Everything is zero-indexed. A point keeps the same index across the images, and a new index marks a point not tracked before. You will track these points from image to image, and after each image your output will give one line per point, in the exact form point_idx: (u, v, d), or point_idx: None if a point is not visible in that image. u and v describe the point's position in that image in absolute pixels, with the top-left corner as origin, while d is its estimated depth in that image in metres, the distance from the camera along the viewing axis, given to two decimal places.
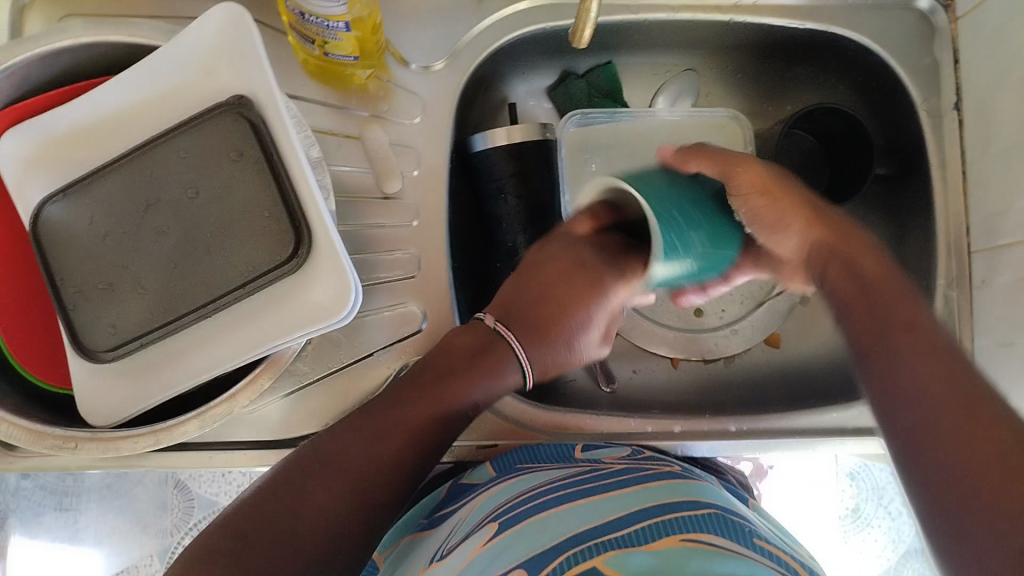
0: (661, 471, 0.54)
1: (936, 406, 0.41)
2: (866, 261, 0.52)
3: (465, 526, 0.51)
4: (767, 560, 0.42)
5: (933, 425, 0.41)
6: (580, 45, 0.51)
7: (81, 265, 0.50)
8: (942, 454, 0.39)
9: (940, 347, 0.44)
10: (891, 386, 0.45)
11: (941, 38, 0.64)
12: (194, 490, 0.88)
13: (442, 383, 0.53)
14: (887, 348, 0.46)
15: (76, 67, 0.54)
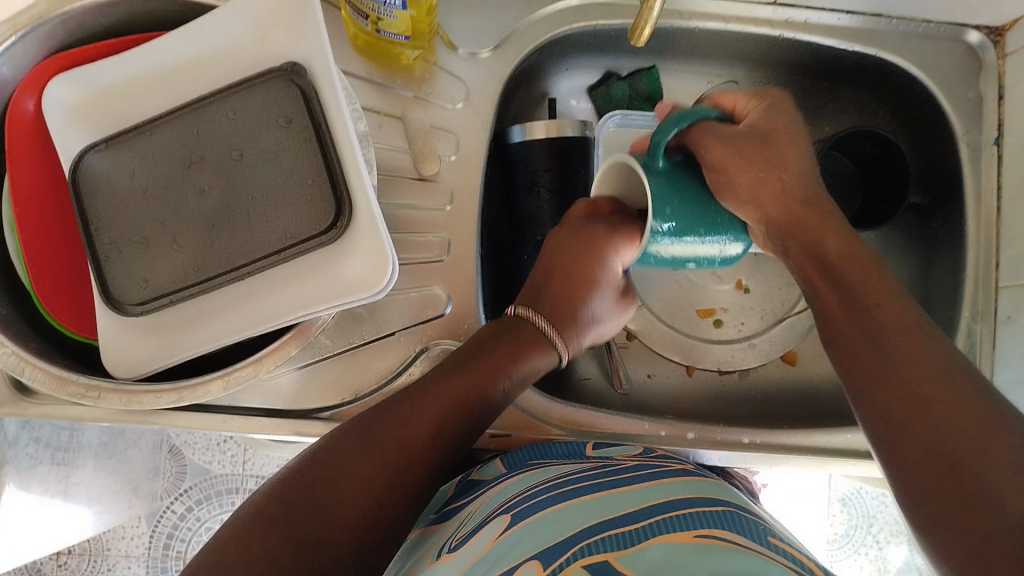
0: (675, 468, 0.54)
1: (933, 403, 0.43)
2: (831, 239, 0.51)
3: (476, 516, 0.51)
4: (780, 556, 0.42)
5: (927, 421, 0.43)
6: (637, 42, 0.53)
7: (118, 217, 0.50)
8: (935, 451, 0.42)
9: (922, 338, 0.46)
10: (880, 371, 0.46)
11: (987, 72, 0.64)
12: (188, 456, 0.91)
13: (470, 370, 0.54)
14: (872, 352, 0.47)
15: (130, 20, 0.54)
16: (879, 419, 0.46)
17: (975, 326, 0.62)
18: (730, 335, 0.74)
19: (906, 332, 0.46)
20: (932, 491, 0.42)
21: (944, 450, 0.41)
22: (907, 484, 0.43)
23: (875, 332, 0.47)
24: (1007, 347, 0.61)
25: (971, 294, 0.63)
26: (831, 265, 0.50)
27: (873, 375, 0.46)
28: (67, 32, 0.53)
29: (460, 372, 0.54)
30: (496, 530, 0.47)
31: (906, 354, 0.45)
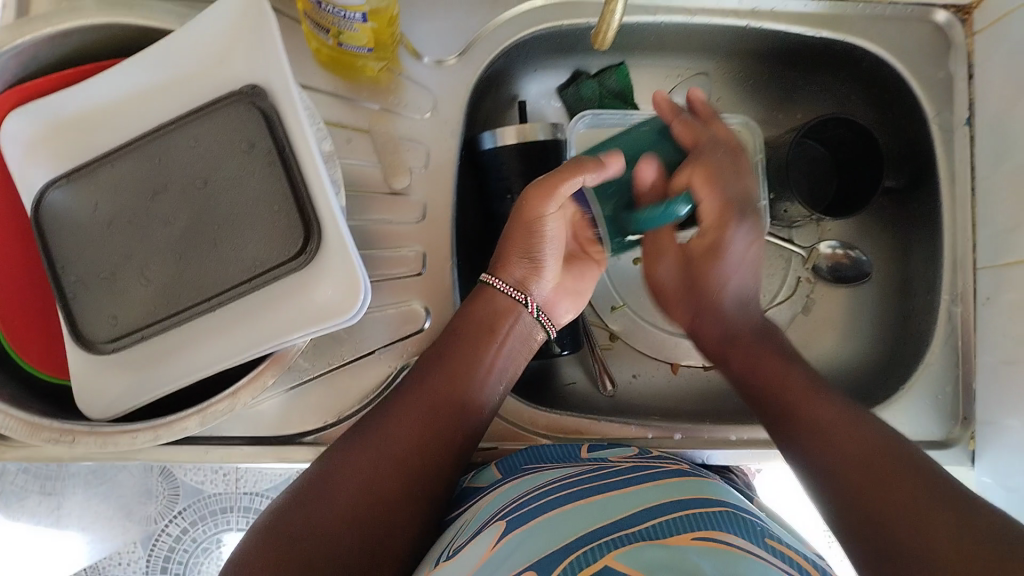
0: (670, 469, 0.54)
1: (872, 473, 0.44)
2: (741, 360, 0.57)
3: (471, 526, 0.51)
4: (778, 561, 0.41)
5: (871, 485, 0.44)
6: (603, 45, 0.53)
7: (83, 253, 0.49)
8: (884, 505, 0.43)
9: (852, 416, 0.48)
10: (830, 452, 0.47)
11: (957, 52, 0.63)
12: (180, 479, 0.88)
13: (456, 349, 0.54)
14: (810, 417, 0.49)
15: (85, 49, 0.53)
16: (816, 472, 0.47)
17: (954, 308, 0.62)
18: None
19: (834, 414, 0.49)
20: (886, 544, 0.41)
21: (881, 503, 0.43)
22: (857, 541, 0.43)
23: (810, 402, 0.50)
24: (988, 328, 0.60)
25: (950, 277, 0.63)
26: (759, 364, 0.55)
27: (810, 435, 0.49)
28: (20, 65, 0.51)
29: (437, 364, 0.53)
30: (491, 538, 0.46)
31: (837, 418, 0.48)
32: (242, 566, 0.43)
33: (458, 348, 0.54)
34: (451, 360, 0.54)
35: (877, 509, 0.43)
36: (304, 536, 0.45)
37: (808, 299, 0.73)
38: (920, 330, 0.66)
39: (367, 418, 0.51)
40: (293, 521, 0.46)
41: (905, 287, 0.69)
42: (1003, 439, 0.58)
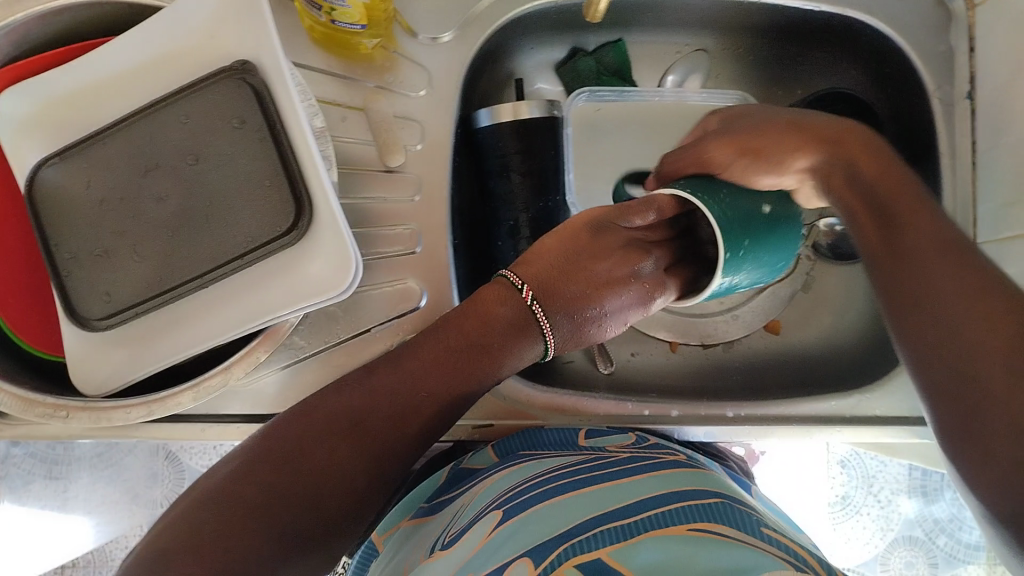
0: (666, 459, 0.53)
1: (962, 301, 0.43)
2: (868, 169, 0.51)
3: (467, 513, 0.50)
4: (774, 548, 0.41)
5: (957, 326, 0.42)
6: (597, 17, 0.53)
7: (76, 232, 0.49)
8: (973, 346, 0.41)
9: (952, 245, 0.46)
10: (922, 294, 0.45)
11: (957, 25, 0.62)
12: (185, 461, 0.92)
13: (476, 358, 0.52)
14: (914, 273, 0.46)
15: (77, 26, 0.53)
16: (926, 338, 0.44)
17: None
18: (711, 308, 0.73)
19: (924, 228, 0.47)
20: (976, 403, 0.41)
21: (960, 345, 0.42)
22: (940, 383, 0.43)
23: (921, 252, 0.46)
24: None
25: None
26: (870, 187, 0.50)
27: (916, 299, 0.45)
28: (13, 44, 0.51)
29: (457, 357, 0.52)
30: (486, 527, 0.46)
31: (953, 268, 0.44)
32: (193, 517, 0.41)
33: (455, 350, 0.52)
34: (437, 354, 0.51)
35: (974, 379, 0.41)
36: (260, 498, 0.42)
37: (809, 276, 0.73)
38: None
39: (362, 393, 0.49)
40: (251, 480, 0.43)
41: None
42: None
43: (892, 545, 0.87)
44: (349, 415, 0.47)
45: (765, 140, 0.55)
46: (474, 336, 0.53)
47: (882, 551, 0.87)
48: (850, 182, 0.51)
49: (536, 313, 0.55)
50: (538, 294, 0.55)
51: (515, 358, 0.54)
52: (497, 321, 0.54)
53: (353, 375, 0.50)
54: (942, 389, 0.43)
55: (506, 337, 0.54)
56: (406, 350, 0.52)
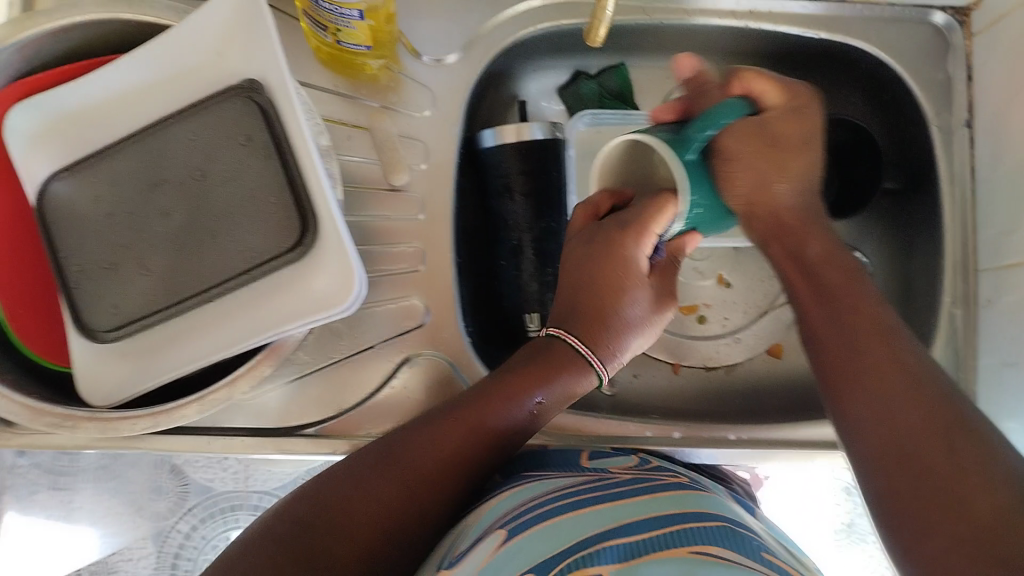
0: (669, 481, 0.54)
1: (895, 391, 0.45)
2: (811, 245, 0.53)
3: (469, 532, 0.50)
4: (769, 570, 0.41)
5: (891, 411, 0.44)
6: (594, 42, 0.53)
7: (85, 245, 0.50)
8: (902, 429, 0.44)
9: (886, 330, 0.48)
10: (857, 372, 0.47)
11: (955, 53, 0.63)
12: (190, 476, 0.89)
13: (509, 393, 0.53)
14: (851, 361, 0.48)
15: (89, 43, 0.55)
16: (863, 425, 0.46)
17: (955, 311, 0.61)
18: (713, 331, 0.73)
19: (867, 307, 0.49)
20: (898, 485, 0.42)
21: (896, 426, 0.44)
22: (869, 456, 0.45)
23: (861, 341, 0.48)
24: (989, 329, 0.60)
25: (952, 279, 0.62)
26: (818, 272, 0.52)
27: (852, 388, 0.47)
28: (26, 59, 0.53)
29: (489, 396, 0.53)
30: (492, 544, 0.46)
31: (889, 359, 0.46)
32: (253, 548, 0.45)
33: (514, 386, 0.53)
34: (494, 397, 0.53)
35: (908, 462, 0.42)
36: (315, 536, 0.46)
37: None
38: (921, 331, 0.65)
39: (392, 444, 0.50)
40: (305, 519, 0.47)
41: (906, 289, 0.68)
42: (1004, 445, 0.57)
43: (896, 574, 0.87)
44: (409, 461, 0.50)
45: (740, 165, 0.52)
46: (531, 378, 0.54)
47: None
48: (792, 256, 0.54)
49: (576, 345, 0.55)
50: (575, 328, 0.56)
51: (570, 382, 0.55)
52: (534, 357, 0.55)
53: (386, 435, 0.52)
54: (875, 479, 0.44)
55: (553, 370, 0.55)
56: (469, 396, 0.53)
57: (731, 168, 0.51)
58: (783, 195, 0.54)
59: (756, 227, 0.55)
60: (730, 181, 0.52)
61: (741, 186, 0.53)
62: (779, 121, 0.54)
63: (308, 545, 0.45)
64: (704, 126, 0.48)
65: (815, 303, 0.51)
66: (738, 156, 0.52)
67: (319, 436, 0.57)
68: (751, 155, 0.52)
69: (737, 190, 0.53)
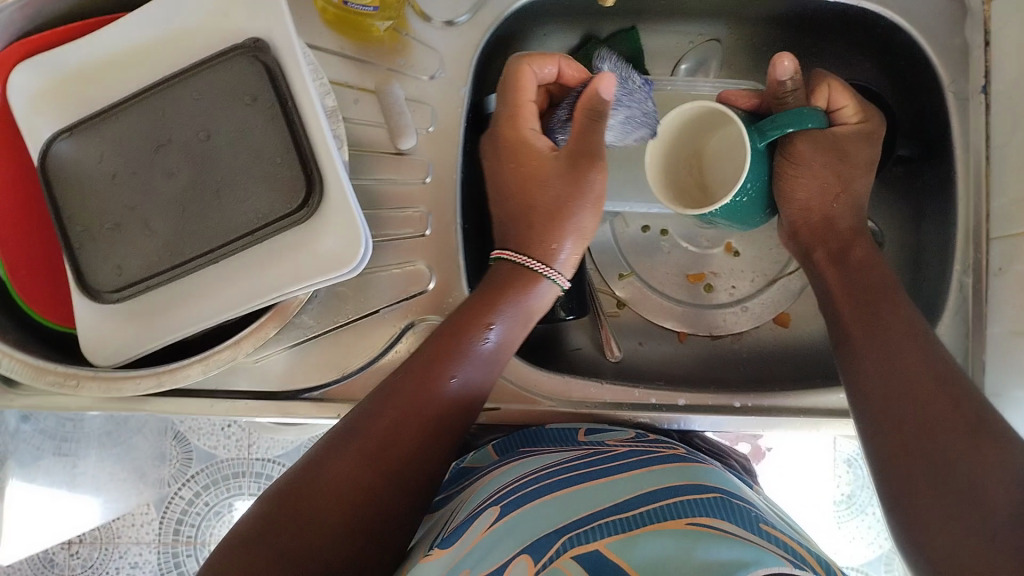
0: (667, 454, 0.53)
1: (914, 377, 0.47)
2: (856, 250, 0.57)
3: (468, 506, 0.50)
4: (771, 545, 0.41)
5: (911, 397, 0.46)
6: (604, 2, 0.52)
7: (90, 205, 0.49)
8: (923, 417, 0.45)
9: (911, 324, 0.50)
10: (884, 361, 0.49)
11: (972, 20, 0.61)
12: (193, 442, 0.89)
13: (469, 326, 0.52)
14: (876, 360, 0.49)
15: (93, 2, 0.54)
16: (880, 419, 0.47)
17: (966, 280, 0.61)
18: (721, 299, 0.73)
19: (894, 299, 0.52)
20: (914, 468, 0.44)
21: (913, 411, 0.46)
22: (880, 446, 0.46)
23: (889, 339, 0.50)
24: (999, 297, 0.59)
25: (963, 246, 0.61)
26: (857, 270, 0.55)
27: (872, 383, 0.49)
28: (29, 17, 0.52)
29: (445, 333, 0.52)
30: (486, 521, 0.45)
31: (914, 357, 0.48)
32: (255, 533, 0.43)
33: (455, 339, 0.52)
34: (443, 350, 0.51)
35: (925, 461, 0.44)
36: (319, 513, 0.44)
37: None
38: (932, 300, 0.64)
39: (377, 394, 0.50)
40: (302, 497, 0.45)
41: (916, 260, 0.68)
42: (1010, 411, 0.57)
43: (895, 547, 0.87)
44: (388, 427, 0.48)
45: (806, 170, 0.57)
46: (475, 320, 0.53)
47: (885, 552, 0.87)
48: (835, 257, 0.57)
49: (531, 265, 0.56)
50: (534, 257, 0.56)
51: (524, 321, 0.55)
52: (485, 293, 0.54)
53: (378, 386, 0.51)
54: (891, 473, 0.45)
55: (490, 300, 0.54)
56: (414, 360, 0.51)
57: (794, 172, 0.57)
58: (839, 211, 0.58)
59: (801, 233, 0.59)
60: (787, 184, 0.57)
61: (802, 195, 0.58)
62: (855, 141, 0.59)
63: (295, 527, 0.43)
64: (780, 124, 0.54)
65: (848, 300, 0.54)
66: (807, 165, 0.57)
67: (323, 400, 0.57)
68: (820, 168, 0.57)
69: (804, 188, 0.57)
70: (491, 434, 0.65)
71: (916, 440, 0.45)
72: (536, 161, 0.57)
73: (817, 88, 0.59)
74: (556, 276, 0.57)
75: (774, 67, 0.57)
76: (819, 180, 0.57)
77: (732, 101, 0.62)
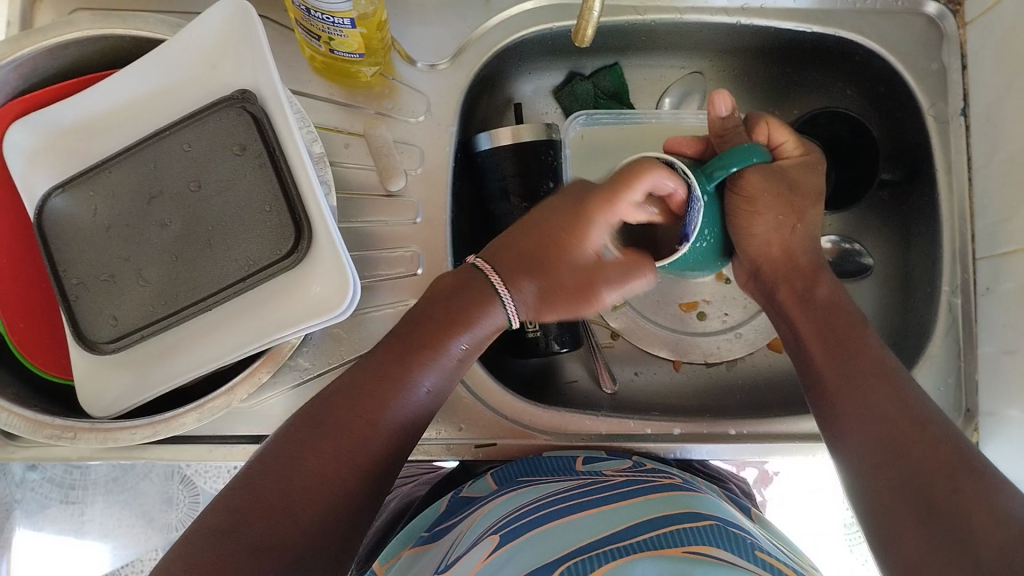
0: (661, 483, 0.53)
1: (892, 422, 0.47)
2: (822, 288, 0.56)
3: (467, 538, 0.50)
4: (770, 573, 0.41)
5: (892, 442, 0.46)
6: (583, 43, 0.53)
7: (85, 257, 0.50)
8: (905, 461, 0.45)
9: (889, 369, 0.50)
10: (862, 411, 0.48)
11: (950, 43, 0.63)
12: (200, 485, 0.86)
13: (431, 330, 0.51)
14: (854, 397, 0.49)
15: (86, 59, 0.56)
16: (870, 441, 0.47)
17: (955, 300, 0.61)
18: (712, 327, 0.73)
19: (863, 341, 0.52)
20: (903, 502, 0.43)
21: (896, 450, 0.45)
22: (869, 483, 0.46)
23: (864, 384, 0.49)
24: (990, 318, 0.59)
25: (950, 268, 0.62)
26: (823, 309, 0.55)
27: (850, 415, 0.49)
28: (23, 77, 0.53)
29: (412, 341, 0.51)
30: (483, 552, 0.45)
31: (887, 400, 0.48)
32: (177, 566, 0.39)
33: (410, 354, 0.50)
34: (393, 372, 0.49)
35: (913, 491, 0.43)
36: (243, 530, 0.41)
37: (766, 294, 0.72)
38: (923, 319, 0.64)
39: (339, 391, 0.48)
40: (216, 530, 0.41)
41: (906, 281, 0.69)
42: (1005, 429, 0.57)
43: None
44: (317, 447, 0.45)
45: (762, 205, 0.56)
46: (428, 344, 0.51)
47: None
48: (801, 296, 0.57)
49: (494, 283, 0.53)
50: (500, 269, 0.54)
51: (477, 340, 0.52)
52: (446, 289, 0.53)
53: (337, 381, 0.50)
54: (876, 506, 0.45)
55: (468, 312, 0.52)
56: (333, 396, 0.48)
57: (749, 208, 0.56)
58: (799, 242, 0.58)
59: (766, 272, 0.59)
60: (743, 218, 0.57)
61: (761, 228, 0.57)
62: (801, 174, 0.60)
63: (264, 514, 0.42)
64: (723, 163, 0.52)
65: (816, 340, 0.54)
66: (758, 199, 0.56)
67: None
68: (774, 199, 0.56)
69: (761, 221, 0.57)
70: (487, 466, 0.65)
71: (905, 484, 0.44)
72: (568, 259, 0.55)
73: (755, 126, 0.60)
74: (513, 313, 0.54)
75: (713, 105, 0.58)
76: (774, 210, 0.56)
77: (677, 150, 0.61)
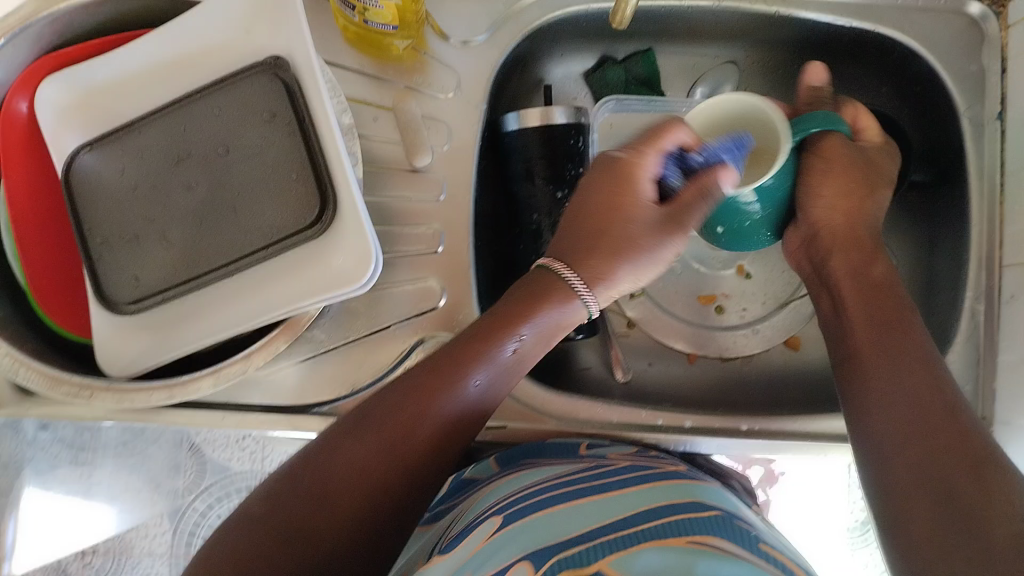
0: (666, 470, 0.53)
1: (917, 412, 0.45)
2: (876, 266, 0.54)
3: (466, 517, 0.50)
4: (772, 567, 0.41)
5: (912, 435, 0.45)
6: (622, 21, 0.52)
7: (108, 216, 0.50)
8: (913, 459, 0.44)
9: (919, 356, 0.48)
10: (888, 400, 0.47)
11: (990, 45, 0.61)
12: (206, 455, 0.78)
13: (490, 332, 0.51)
14: (884, 378, 0.48)
15: (122, 18, 0.55)
16: (878, 442, 0.46)
17: (977, 308, 0.60)
18: (732, 322, 0.73)
19: (901, 322, 0.51)
20: (917, 496, 0.42)
21: (921, 439, 0.44)
22: (882, 477, 0.45)
23: (896, 362, 0.48)
24: (1012, 327, 0.58)
25: (975, 274, 0.61)
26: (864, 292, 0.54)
27: (873, 408, 0.48)
28: (57, 32, 0.54)
29: (465, 344, 0.50)
30: (486, 532, 0.45)
31: (916, 386, 0.47)
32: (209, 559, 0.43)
33: (462, 351, 0.50)
34: (442, 369, 0.49)
35: (924, 487, 0.42)
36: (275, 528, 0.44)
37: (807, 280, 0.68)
38: (944, 324, 0.64)
39: (394, 389, 0.49)
40: (261, 531, 0.44)
41: (929, 286, 0.68)
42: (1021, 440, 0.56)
43: None
44: (358, 447, 0.47)
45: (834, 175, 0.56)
46: (484, 341, 0.50)
47: None
48: (855, 275, 0.55)
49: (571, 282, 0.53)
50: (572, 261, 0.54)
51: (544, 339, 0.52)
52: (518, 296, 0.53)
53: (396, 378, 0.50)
54: (888, 498, 0.44)
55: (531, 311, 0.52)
56: (391, 392, 0.49)
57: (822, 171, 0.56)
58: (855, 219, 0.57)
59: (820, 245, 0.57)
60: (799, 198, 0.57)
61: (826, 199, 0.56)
62: (881, 159, 0.59)
63: (296, 514, 0.44)
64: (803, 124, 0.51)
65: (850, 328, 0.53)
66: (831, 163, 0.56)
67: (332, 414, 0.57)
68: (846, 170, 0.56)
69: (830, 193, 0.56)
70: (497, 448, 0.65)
71: (914, 480, 0.43)
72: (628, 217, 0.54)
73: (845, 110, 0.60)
74: (590, 300, 0.54)
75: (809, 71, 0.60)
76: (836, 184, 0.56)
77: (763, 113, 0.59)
